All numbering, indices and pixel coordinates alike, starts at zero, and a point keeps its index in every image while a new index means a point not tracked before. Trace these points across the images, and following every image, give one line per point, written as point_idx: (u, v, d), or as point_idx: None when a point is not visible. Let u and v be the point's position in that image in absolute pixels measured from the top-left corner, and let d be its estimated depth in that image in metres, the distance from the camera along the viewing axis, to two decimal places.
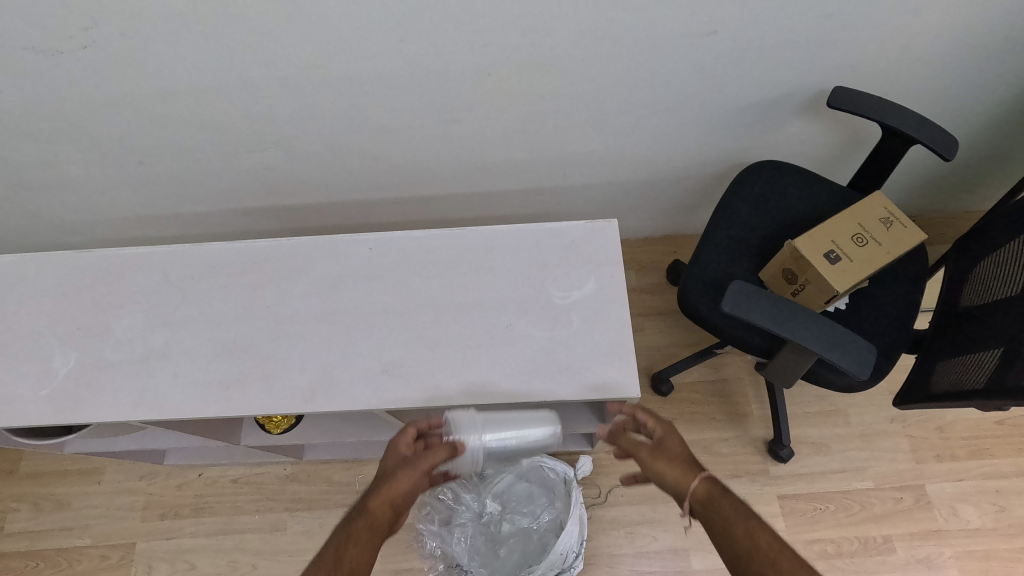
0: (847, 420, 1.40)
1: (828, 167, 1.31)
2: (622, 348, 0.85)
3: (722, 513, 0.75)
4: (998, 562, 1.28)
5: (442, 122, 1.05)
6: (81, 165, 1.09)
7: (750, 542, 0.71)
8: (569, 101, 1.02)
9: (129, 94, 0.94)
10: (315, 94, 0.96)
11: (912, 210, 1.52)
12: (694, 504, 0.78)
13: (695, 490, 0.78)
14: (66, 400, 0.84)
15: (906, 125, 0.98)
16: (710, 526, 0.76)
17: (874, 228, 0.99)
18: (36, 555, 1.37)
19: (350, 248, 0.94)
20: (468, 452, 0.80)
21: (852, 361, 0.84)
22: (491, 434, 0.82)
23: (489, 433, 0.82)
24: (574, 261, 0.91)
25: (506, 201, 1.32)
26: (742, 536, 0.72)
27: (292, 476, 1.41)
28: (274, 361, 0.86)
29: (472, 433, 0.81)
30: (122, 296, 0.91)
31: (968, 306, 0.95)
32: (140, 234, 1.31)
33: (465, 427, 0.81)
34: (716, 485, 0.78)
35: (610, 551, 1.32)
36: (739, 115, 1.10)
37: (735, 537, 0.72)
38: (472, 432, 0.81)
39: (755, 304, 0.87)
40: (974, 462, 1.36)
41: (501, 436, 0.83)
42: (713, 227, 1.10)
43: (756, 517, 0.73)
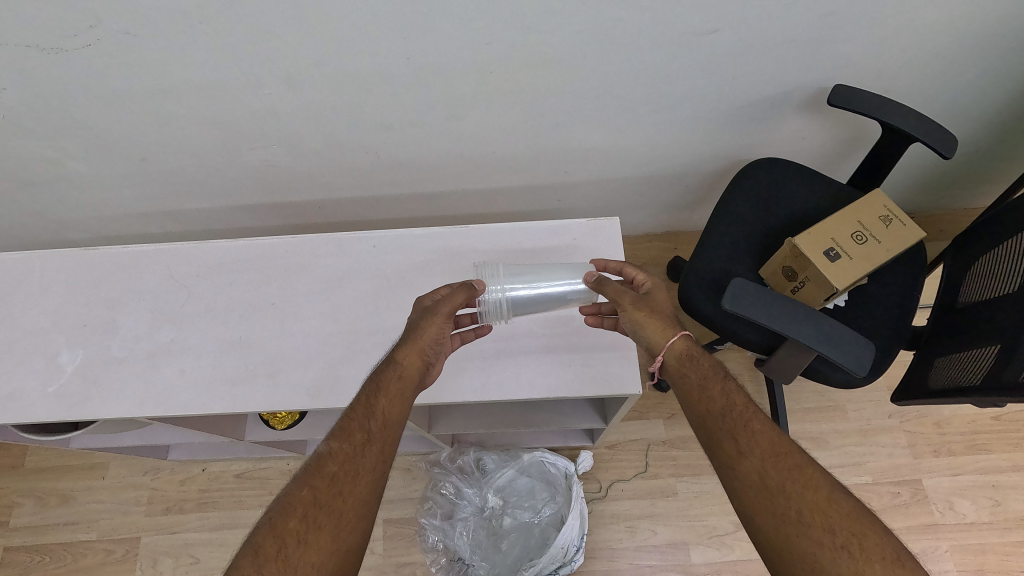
0: (845, 415, 1.42)
1: (828, 165, 1.32)
2: (624, 345, 0.86)
3: (699, 372, 0.79)
4: (994, 556, 1.30)
5: (445, 119, 1.05)
6: (85, 162, 1.10)
7: (727, 401, 0.75)
8: (570, 99, 1.03)
9: (133, 92, 0.94)
10: (319, 92, 0.97)
11: (911, 206, 1.53)
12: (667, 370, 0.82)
13: (673, 348, 0.81)
14: (73, 396, 0.85)
15: (906, 123, 0.99)
16: (683, 384, 0.80)
17: (874, 226, 1.00)
18: (41, 549, 1.38)
19: (354, 246, 0.94)
20: (490, 299, 0.82)
21: (851, 359, 0.85)
22: (515, 284, 0.83)
23: (514, 280, 0.83)
24: (576, 259, 0.92)
25: (508, 198, 1.32)
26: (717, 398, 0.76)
27: (295, 471, 1.43)
28: (279, 357, 0.87)
29: (494, 282, 0.83)
30: (128, 293, 0.92)
31: (966, 303, 0.96)
32: (143, 230, 1.32)
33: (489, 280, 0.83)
34: (693, 345, 0.81)
35: (611, 545, 1.33)
36: (740, 112, 1.10)
37: (712, 395, 0.77)
38: (495, 280, 0.83)
39: (755, 301, 0.88)
40: (971, 457, 1.37)
41: (525, 284, 0.83)
42: (713, 225, 1.11)
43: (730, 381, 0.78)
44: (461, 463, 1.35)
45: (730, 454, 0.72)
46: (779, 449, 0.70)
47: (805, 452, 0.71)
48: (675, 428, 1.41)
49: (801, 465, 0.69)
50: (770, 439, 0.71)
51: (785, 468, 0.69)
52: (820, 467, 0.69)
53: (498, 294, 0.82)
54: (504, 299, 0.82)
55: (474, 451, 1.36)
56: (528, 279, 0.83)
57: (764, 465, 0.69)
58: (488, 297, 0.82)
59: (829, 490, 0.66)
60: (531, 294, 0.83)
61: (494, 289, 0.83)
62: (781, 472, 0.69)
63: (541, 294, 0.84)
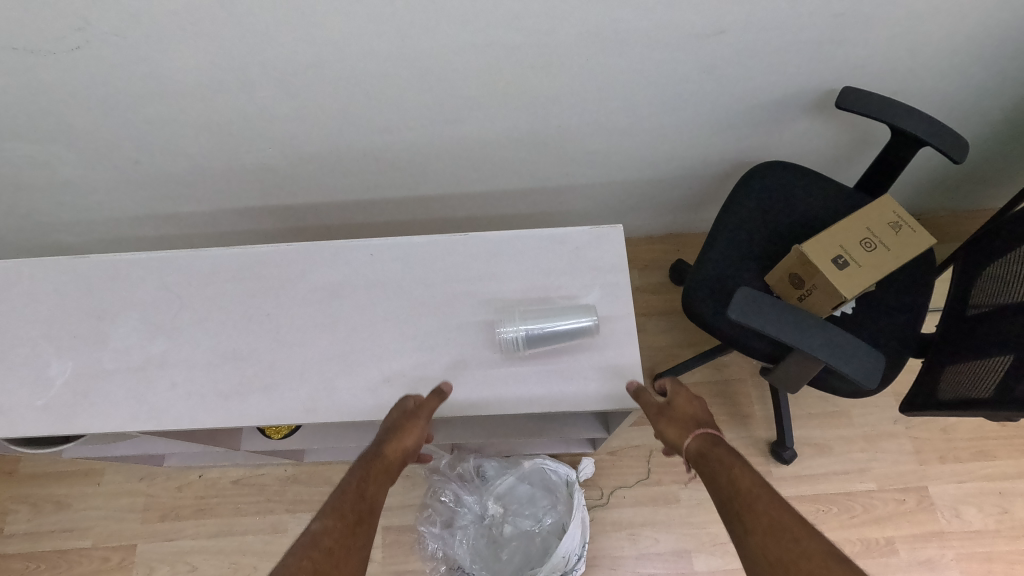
0: (850, 421, 1.40)
1: (834, 167, 1.29)
2: (627, 358, 0.84)
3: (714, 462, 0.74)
4: (1000, 564, 1.28)
5: (443, 122, 1.03)
6: (75, 166, 1.07)
7: (731, 486, 0.71)
8: (572, 101, 1.00)
9: (124, 95, 0.92)
10: (315, 94, 0.95)
11: (918, 208, 1.50)
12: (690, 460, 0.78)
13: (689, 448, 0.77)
14: (63, 409, 0.83)
15: (916, 127, 0.96)
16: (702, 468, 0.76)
17: (883, 233, 0.97)
18: (36, 557, 1.37)
19: (351, 254, 0.92)
20: (504, 337, 0.83)
21: (860, 371, 0.83)
22: (528, 325, 0.82)
23: (527, 320, 0.82)
24: (579, 268, 0.90)
25: (508, 201, 1.30)
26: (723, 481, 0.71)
27: (292, 477, 1.41)
28: (275, 369, 0.85)
29: (510, 325, 0.82)
30: (120, 302, 0.90)
31: (976, 311, 0.94)
32: (137, 234, 1.29)
33: (506, 318, 0.83)
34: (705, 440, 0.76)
35: (612, 553, 1.32)
36: (746, 114, 1.08)
37: (719, 483, 0.72)
38: (510, 319, 0.83)
39: (762, 311, 0.85)
40: (977, 464, 1.35)
41: (537, 325, 0.82)
42: (718, 230, 1.09)
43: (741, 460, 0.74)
44: (461, 470, 1.33)
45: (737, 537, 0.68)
46: (776, 522, 0.66)
47: (806, 520, 0.67)
48: None
49: (797, 536, 0.64)
50: (767, 512, 0.67)
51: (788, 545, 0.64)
52: (819, 537, 0.64)
53: (512, 333, 0.82)
54: (521, 337, 0.82)
55: (474, 458, 1.33)
56: (541, 318, 0.82)
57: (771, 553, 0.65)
58: (502, 336, 0.83)
59: (823, 561, 0.62)
60: (544, 335, 0.82)
61: (509, 328, 0.83)
62: (779, 548, 0.64)
63: (552, 334, 0.82)
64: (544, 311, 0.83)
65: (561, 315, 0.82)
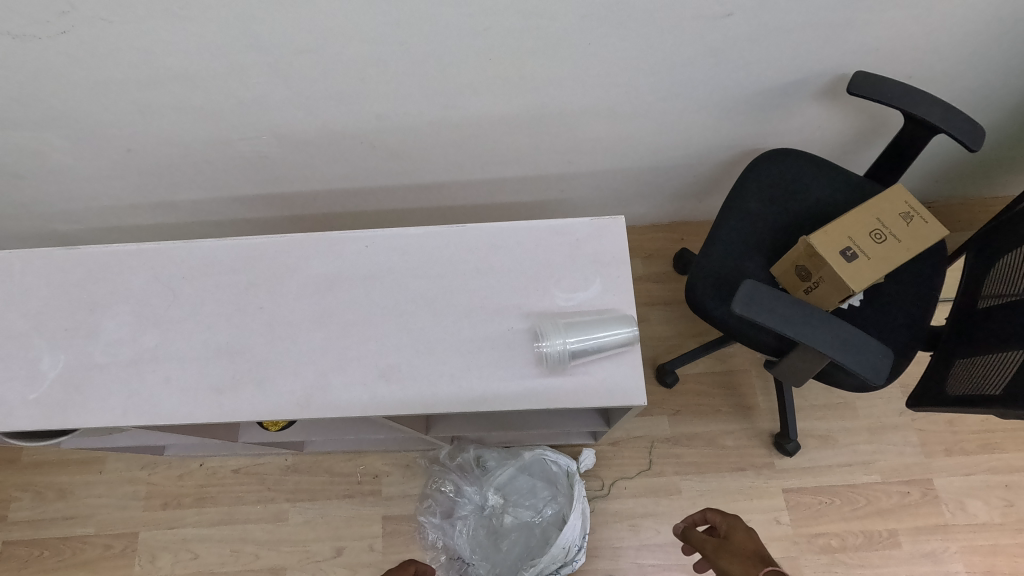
0: (855, 412, 1.38)
1: (844, 154, 1.26)
2: (628, 353, 0.82)
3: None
4: (1004, 557, 1.27)
5: (442, 108, 1.00)
6: (68, 154, 1.05)
7: None
8: (574, 87, 0.97)
9: (114, 82, 0.90)
10: (309, 81, 0.92)
11: (928, 196, 1.47)
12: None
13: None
14: (56, 403, 0.82)
15: (930, 113, 0.93)
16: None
17: (894, 223, 0.95)
18: (40, 544, 1.38)
19: (346, 246, 0.90)
20: (549, 353, 0.79)
21: (867, 367, 0.81)
22: (573, 338, 0.78)
23: (571, 333, 0.79)
24: (578, 260, 0.87)
25: (510, 188, 1.27)
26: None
27: (293, 467, 1.41)
28: (269, 363, 0.83)
29: (554, 336, 0.79)
30: (112, 295, 0.88)
31: (988, 304, 0.91)
32: (133, 222, 1.28)
33: (548, 333, 0.79)
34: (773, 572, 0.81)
35: (613, 544, 1.31)
36: (753, 100, 1.04)
37: None
38: (554, 334, 0.79)
39: (767, 305, 0.83)
40: (984, 456, 1.34)
41: (582, 337, 0.79)
42: (723, 220, 1.06)
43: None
44: (461, 460, 1.33)
45: None
46: None
47: None
48: (679, 425, 1.38)
49: None
50: None
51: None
52: None
53: (560, 348, 0.78)
54: (564, 351, 0.79)
55: (474, 449, 1.33)
56: (586, 331, 0.79)
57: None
58: (548, 351, 0.79)
59: None
60: (592, 347, 0.79)
61: (553, 342, 0.79)
62: None
63: (598, 348, 0.80)
64: (584, 323, 0.80)
65: (604, 327, 0.80)
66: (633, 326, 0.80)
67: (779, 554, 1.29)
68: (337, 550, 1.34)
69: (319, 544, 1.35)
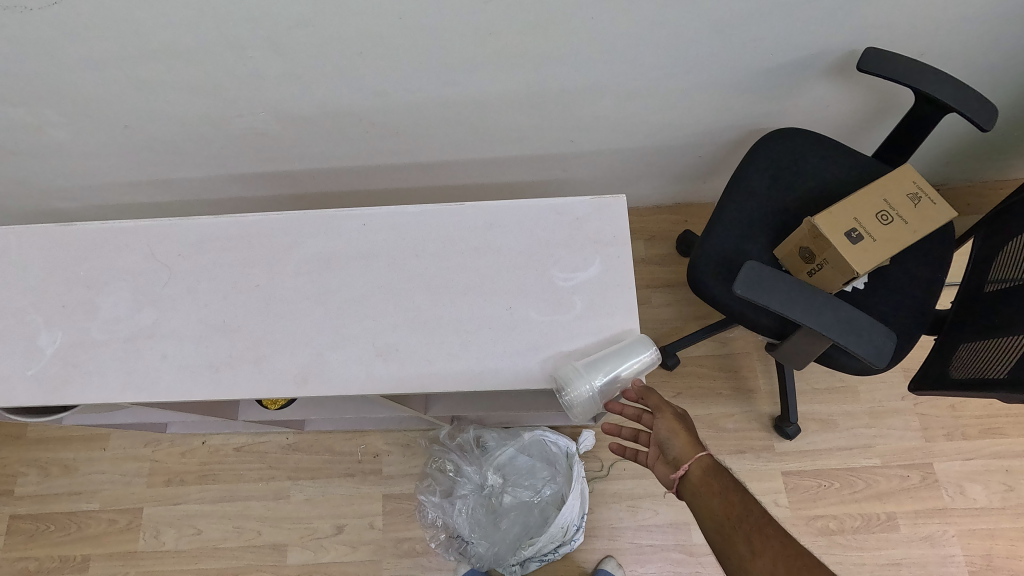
0: (857, 397, 1.38)
1: (852, 134, 1.23)
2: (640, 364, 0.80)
3: (721, 484, 0.73)
4: (1002, 541, 1.27)
5: (442, 85, 0.98)
6: (64, 130, 1.04)
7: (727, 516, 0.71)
8: (577, 63, 0.95)
9: (107, 55, 0.88)
10: (306, 56, 0.90)
11: (937, 178, 1.44)
12: (686, 486, 0.76)
13: (698, 461, 0.76)
14: (54, 379, 0.82)
15: (942, 92, 0.90)
16: (701, 502, 0.74)
17: (901, 205, 0.93)
18: (46, 518, 1.39)
19: (344, 223, 0.89)
20: (579, 400, 0.74)
21: (871, 351, 0.80)
22: (597, 379, 0.75)
23: (594, 374, 0.75)
24: (579, 241, 0.86)
25: (511, 167, 1.25)
26: (681, 453, 0.77)
27: (294, 446, 1.42)
28: (267, 342, 0.83)
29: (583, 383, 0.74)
30: (109, 271, 0.88)
31: (995, 287, 0.90)
32: (132, 200, 1.27)
33: (572, 381, 0.75)
34: (718, 461, 0.76)
35: (611, 524, 1.32)
36: (760, 78, 1.02)
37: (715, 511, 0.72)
38: (579, 381, 0.75)
39: (771, 287, 0.82)
40: (985, 442, 1.33)
41: (605, 375, 0.76)
42: (727, 201, 1.05)
43: (751, 495, 0.72)
44: (460, 440, 1.33)
45: (743, 556, 0.68)
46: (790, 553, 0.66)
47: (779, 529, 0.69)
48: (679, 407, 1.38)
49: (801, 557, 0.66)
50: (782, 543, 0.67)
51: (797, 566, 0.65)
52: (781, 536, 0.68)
53: (588, 394, 0.74)
54: (591, 395, 0.75)
55: (474, 429, 1.33)
56: (608, 370, 0.76)
57: (775, 565, 0.66)
58: (578, 400, 0.74)
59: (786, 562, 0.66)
60: (616, 385, 0.77)
61: (580, 388, 0.74)
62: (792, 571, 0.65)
63: (621, 383, 0.77)
64: (604, 360, 0.77)
65: (624, 361, 0.77)
66: (650, 349, 0.78)
67: None
68: (338, 528, 1.36)
69: (321, 521, 1.36)
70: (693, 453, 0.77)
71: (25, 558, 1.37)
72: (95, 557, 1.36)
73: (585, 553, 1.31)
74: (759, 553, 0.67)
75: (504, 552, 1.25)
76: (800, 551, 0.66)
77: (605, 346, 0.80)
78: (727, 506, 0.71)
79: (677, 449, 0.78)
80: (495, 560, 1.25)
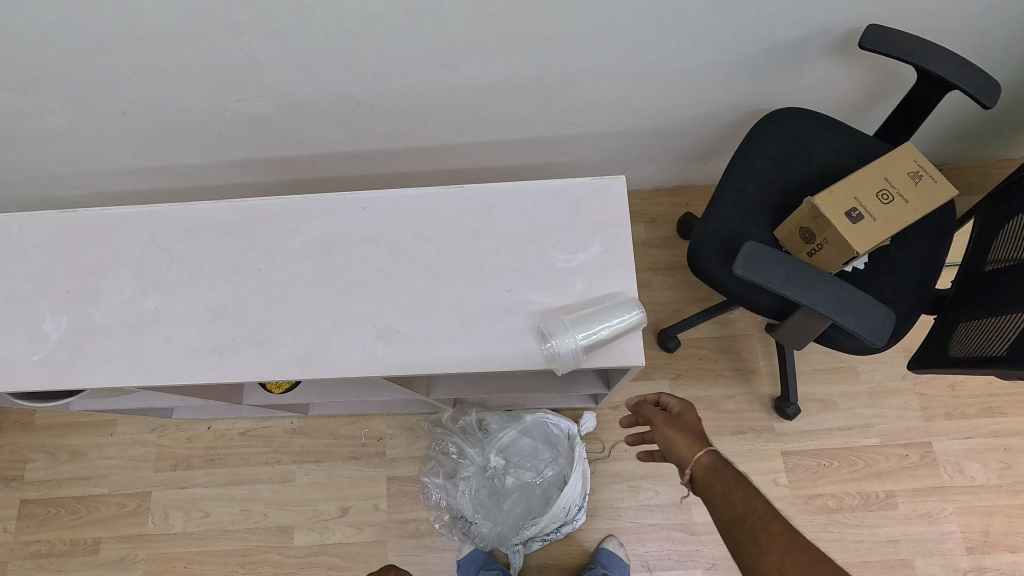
0: (857, 377, 1.38)
1: (853, 114, 1.22)
2: (633, 334, 0.80)
3: (722, 482, 0.72)
4: (1000, 518, 1.29)
5: (440, 67, 0.97)
6: (62, 116, 1.03)
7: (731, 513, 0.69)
8: (576, 43, 0.94)
9: (102, 40, 0.87)
10: (302, 39, 0.89)
11: (939, 158, 1.43)
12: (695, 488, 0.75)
13: (698, 461, 0.75)
14: (61, 364, 0.83)
15: (945, 69, 0.90)
16: (712, 502, 0.72)
17: (902, 184, 0.93)
18: (56, 503, 1.42)
19: (344, 207, 0.89)
20: (562, 353, 0.75)
21: (868, 328, 0.80)
22: (582, 334, 0.76)
23: (579, 330, 0.76)
24: (578, 223, 0.86)
25: (511, 150, 1.25)
26: (682, 457, 0.77)
27: (299, 430, 1.43)
28: (269, 326, 0.84)
29: (564, 336, 0.75)
30: (111, 258, 0.88)
31: (995, 265, 0.90)
32: (133, 186, 1.27)
33: (556, 333, 0.76)
34: (718, 457, 0.75)
35: (612, 504, 1.34)
36: (761, 57, 1.01)
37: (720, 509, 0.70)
38: (562, 334, 0.76)
39: (771, 267, 0.82)
40: (984, 420, 1.34)
41: (590, 331, 0.76)
42: (728, 181, 1.04)
43: (753, 490, 0.70)
44: (463, 423, 1.35)
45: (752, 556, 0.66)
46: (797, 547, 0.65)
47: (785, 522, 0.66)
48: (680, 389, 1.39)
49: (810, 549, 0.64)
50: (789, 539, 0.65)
51: (804, 561, 0.63)
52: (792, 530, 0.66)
53: (572, 346, 0.75)
54: (575, 351, 0.76)
55: (476, 412, 1.35)
56: (592, 325, 0.77)
57: (783, 560, 0.64)
58: (561, 352, 0.75)
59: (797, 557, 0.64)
60: (601, 341, 0.77)
61: (563, 341, 0.76)
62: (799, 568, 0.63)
63: (606, 340, 0.78)
64: (589, 316, 0.78)
65: (607, 318, 0.78)
66: (637, 309, 0.79)
67: None
68: (343, 510, 1.38)
69: (326, 504, 1.38)
70: (693, 454, 0.76)
71: (37, 541, 1.40)
72: (106, 539, 1.39)
73: (587, 532, 1.33)
74: (767, 548, 0.66)
75: (507, 532, 1.28)
76: (807, 545, 0.64)
77: (593, 306, 0.81)
78: (730, 504, 0.70)
79: (677, 452, 0.78)
80: (498, 540, 1.28)
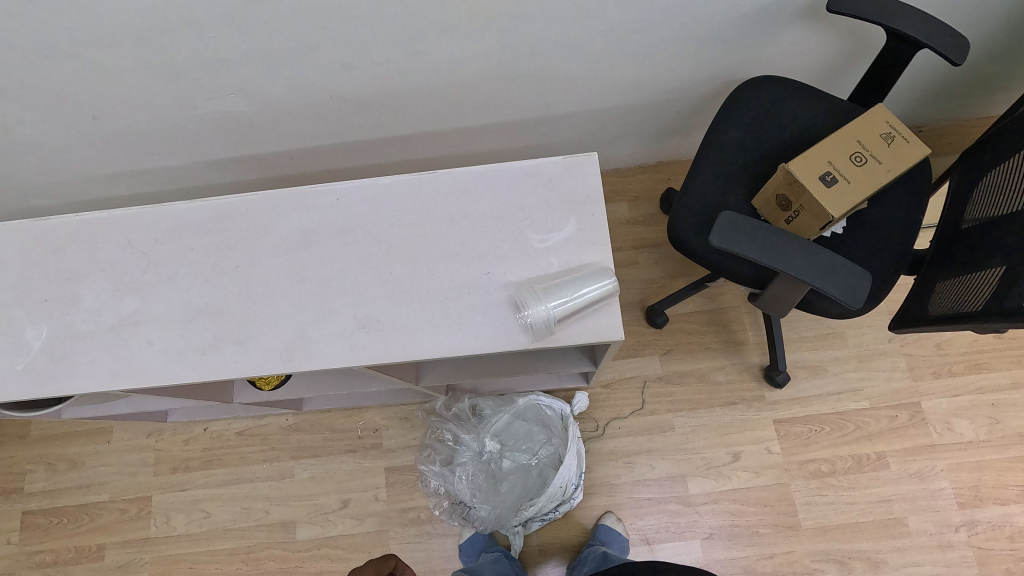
0: (845, 342, 1.39)
1: (828, 79, 1.22)
2: (607, 306, 0.81)
3: None
4: (990, 471, 1.31)
5: (408, 54, 0.96)
6: (33, 125, 1.02)
7: None
8: (545, 23, 0.93)
9: (60, 45, 0.86)
10: (266, 31, 0.87)
11: (917, 119, 1.43)
12: None
13: None
14: (44, 372, 0.83)
15: (912, 28, 0.89)
16: None
17: (874, 145, 0.93)
18: (58, 512, 1.42)
19: (317, 200, 0.89)
20: (535, 321, 0.76)
21: (844, 290, 0.80)
22: (554, 302, 0.77)
23: (551, 298, 0.77)
24: (552, 202, 0.86)
25: (489, 134, 1.24)
26: None
27: (294, 426, 1.44)
28: (250, 322, 0.84)
29: (535, 304, 0.77)
30: (87, 264, 0.88)
31: (971, 223, 0.90)
32: (111, 192, 1.26)
33: (530, 302, 0.77)
34: None
35: (610, 480, 1.35)
36: (730, 28, 1.00)
37: None
38: (534, 303, 0.77)
39: (747, 236, 0.82)
40: (971, 376, 1.36)
41: (562, 299, 0.78)
42: (704, 154, 1.04)
43: None
44: (457, 410, 1.37)
45: None
46: None
47: None
48: (670, 364, 1.40)
49: None
50: None
51: None
52: None
53: (545, 314, 0.76)
54: (547, 319, 0.77)
55: (469, 399, 1.36)
56: (564, 294, 0.78)
57: None
58: (534, 320, 0.76)
59: None
60: (576, 308, 0.78)
61: (535, 310, 0.77)
62: None
63: (581, 308, 0.79)
64: (561, 287, 0.79)
65: (581, 288, 0.79)
66: (610, 279, 0.80)
67: (770, 482, 1.33)
68: (344, 502, 1.39)
69: (326, 497, 1.39)
70: None
71: (42, 551, 1.41)
72: (110, 545, 1.40)
73: (586, 510, 1.34)
74: None
75: (506, 513, 1.30)
76: None
77: (567, 275, 0.82)
78: None
79: None
80: (497, 523, 1.30)
